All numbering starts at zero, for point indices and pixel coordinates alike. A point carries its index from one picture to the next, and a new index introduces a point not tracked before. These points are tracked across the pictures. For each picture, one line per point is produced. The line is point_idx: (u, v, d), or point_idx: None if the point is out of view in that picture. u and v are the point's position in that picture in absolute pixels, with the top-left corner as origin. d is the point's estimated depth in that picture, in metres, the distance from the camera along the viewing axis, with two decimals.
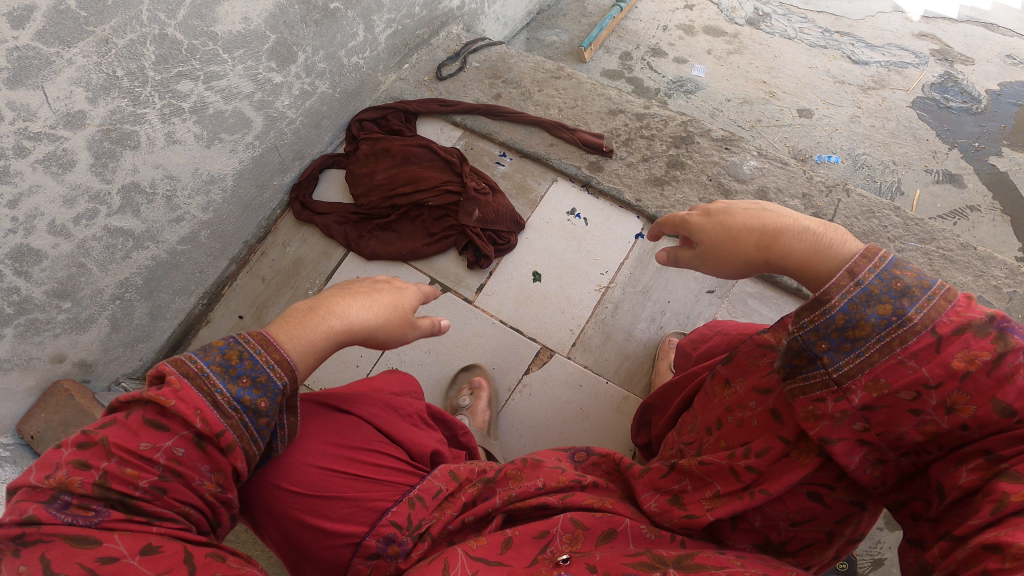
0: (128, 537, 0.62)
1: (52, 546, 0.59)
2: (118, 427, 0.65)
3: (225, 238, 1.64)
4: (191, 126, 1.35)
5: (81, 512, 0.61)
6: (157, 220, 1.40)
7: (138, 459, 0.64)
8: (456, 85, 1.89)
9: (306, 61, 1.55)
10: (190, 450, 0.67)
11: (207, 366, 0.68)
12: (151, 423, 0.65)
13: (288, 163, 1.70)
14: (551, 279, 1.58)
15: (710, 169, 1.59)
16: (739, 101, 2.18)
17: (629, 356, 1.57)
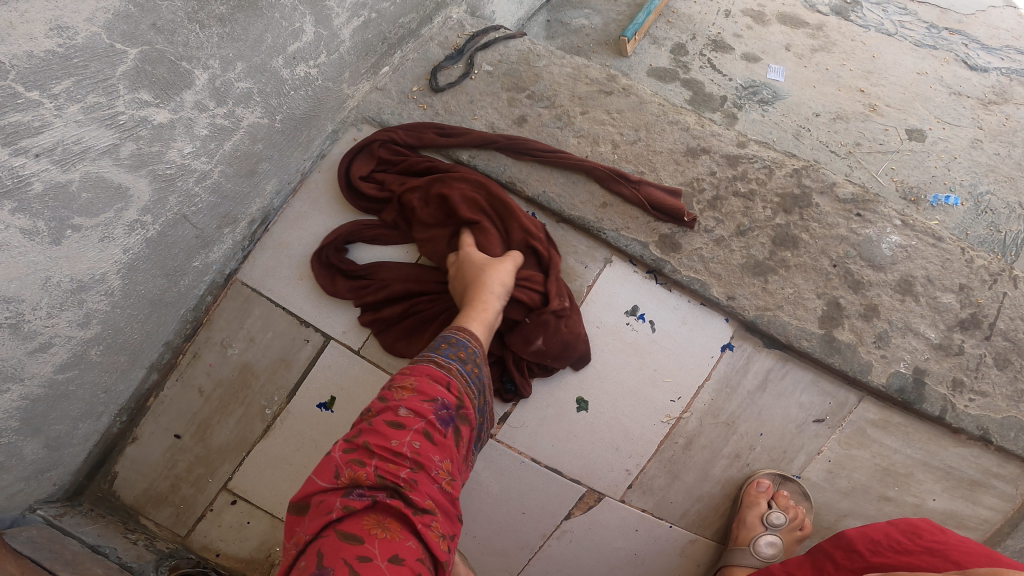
0: (386, 539, 0.66)
1: (330, 539, 0.66)
2: (383, 407, 0.77)
3: (132, 347, 1.22)
4: (10, 218, 0.84)
5: (358, 500, 0.69)
6: (7, 358, 0.97)
7: (388, 459, 0.72)
8: (460, 99, 1.35)
9: (213, 81, 1.00)
10: (428, 439, 0.76)
11: (440, 351, 0.88)
12: (394, 425, 0.75)
13: (213, 234, 1.21)
14: (602, 409, 1.20)
15: (835, 248, 1.16)
16: (832, 116, 1.67)
17: (701, 498, 1.23)
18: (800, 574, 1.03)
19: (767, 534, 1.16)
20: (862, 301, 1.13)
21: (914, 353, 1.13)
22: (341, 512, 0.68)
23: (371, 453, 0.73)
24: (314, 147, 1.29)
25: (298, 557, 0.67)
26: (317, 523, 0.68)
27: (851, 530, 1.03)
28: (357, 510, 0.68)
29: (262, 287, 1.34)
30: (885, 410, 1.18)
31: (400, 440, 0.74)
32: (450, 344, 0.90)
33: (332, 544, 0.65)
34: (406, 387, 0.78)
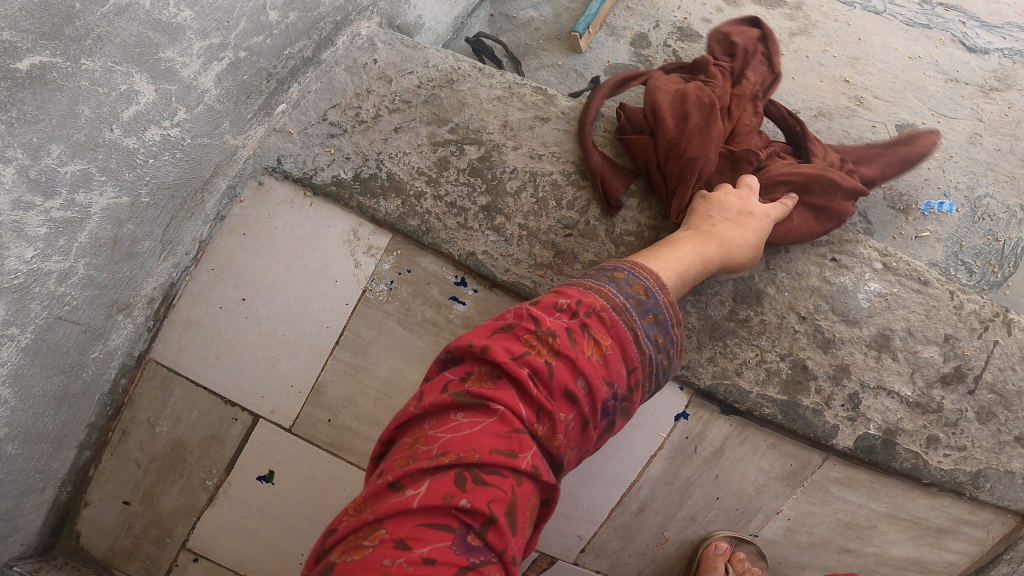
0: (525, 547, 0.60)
1: (506, 503, 0.57)
2: (567, 361, 0.65)
3: (53, 435, 1.12)
4: None
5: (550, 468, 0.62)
6: None
7: (567, 396, 0.64)
8: (373, 137, 1.16)
9: (25, 173, 0.85)
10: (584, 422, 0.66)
11: (639, 319, 0.73)
12: (584, 361, 0.66)
13: (103, 324, 1.08)
14: None
15: (806, 301, 0.99)
16: (813, 114, 1.46)
17: (655, 558, 1.19)
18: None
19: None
20: (832, 361, 0.99)
21: (886, 414, 1.02)
22: (530, 468, 0.59)
23: (559, 395, 0.64)
24: (208, 210, 1.15)
25: (460, 477, 0.56)
26: (494, 454, 0.58)
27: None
28: (499, 433, 0.60)
29: (178, 368, 1.19)
30: (850, 468, 1.09)
31: (601, 390, 0.67)
32: (616, 273, 0.77)
33: (490, 495, 0.56)
34: (605, 345, 0.68)
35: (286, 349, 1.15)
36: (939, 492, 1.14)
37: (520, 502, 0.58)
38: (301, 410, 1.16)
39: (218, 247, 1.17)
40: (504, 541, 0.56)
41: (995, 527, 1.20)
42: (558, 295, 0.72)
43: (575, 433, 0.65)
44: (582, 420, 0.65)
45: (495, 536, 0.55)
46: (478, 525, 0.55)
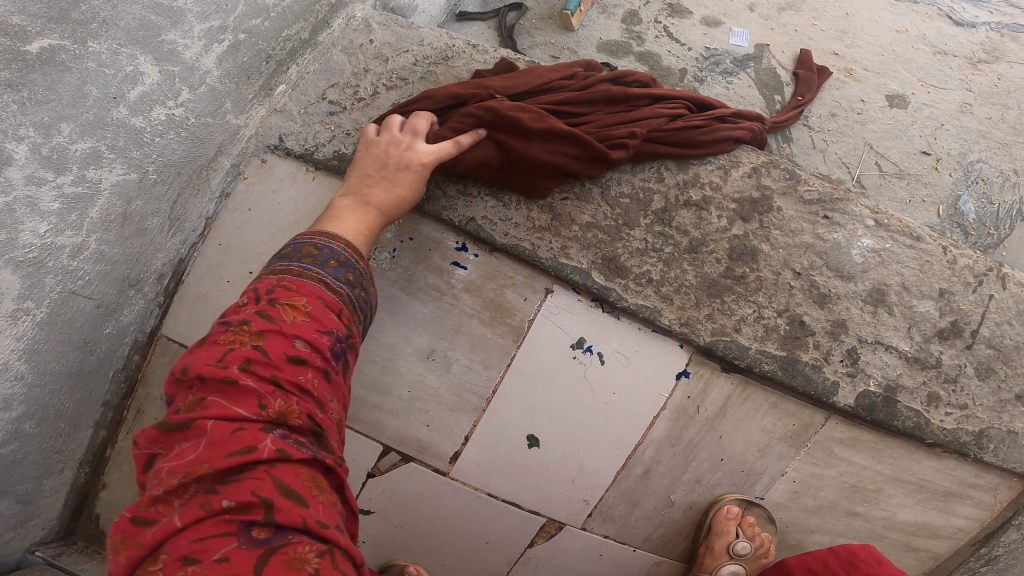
0: (326, 503, 0.65)
1: (265, 483, 0.61)
2: (274, 335, 0.71)
3: (69, 414, 1.15)
4: None
5: (303, 441, 0.67)
6: None
7: (304, 366, 0.71)
8: (372, 113, 1.19)
9: (37, 151, 0.91)
10: (327, 375, 0.74)
11: (327, 274, 0.81)
12: (298, 340, 0.72)
13: (116, 300, 1.10)
14: (554, 446, 1.13)
15: (799, 258, 1.02)
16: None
17: (662, 522, 1.21)
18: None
19: (730, 563, 1.17)
20: (829, 317, 1.00)
21: (886, 370, 1.01)
22: (276, 450, 0.63)
23: (280, 373, 0.69)
24: (214, 187, 1.15)
25: (206, 490, 0.60)
26: (225, 459, 0.61)
27: (793, 560, 1.11)
28: (232, 429, 0.64)
29: (187, 341, 1.19)
30: (853, 428, 1.08)
31: (320, 345, 0.73)
32: (282, 252, 0.84)
33: (250, 486, 0.61)
34: (299, 305, 0.74)
35: None
36: (943, 454, 1.12)
37: (293, 476, 0.63)
38: None
39: (224, 222, 1.17)
40: (287, 509, 0.60)
41: (1003, 491, 1.20)
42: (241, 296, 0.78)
43: (320, 394, 0.72)
44: (320, 382, 0.72)
45: (279, 514, 0.60)
46: (250, 514, 0.59)
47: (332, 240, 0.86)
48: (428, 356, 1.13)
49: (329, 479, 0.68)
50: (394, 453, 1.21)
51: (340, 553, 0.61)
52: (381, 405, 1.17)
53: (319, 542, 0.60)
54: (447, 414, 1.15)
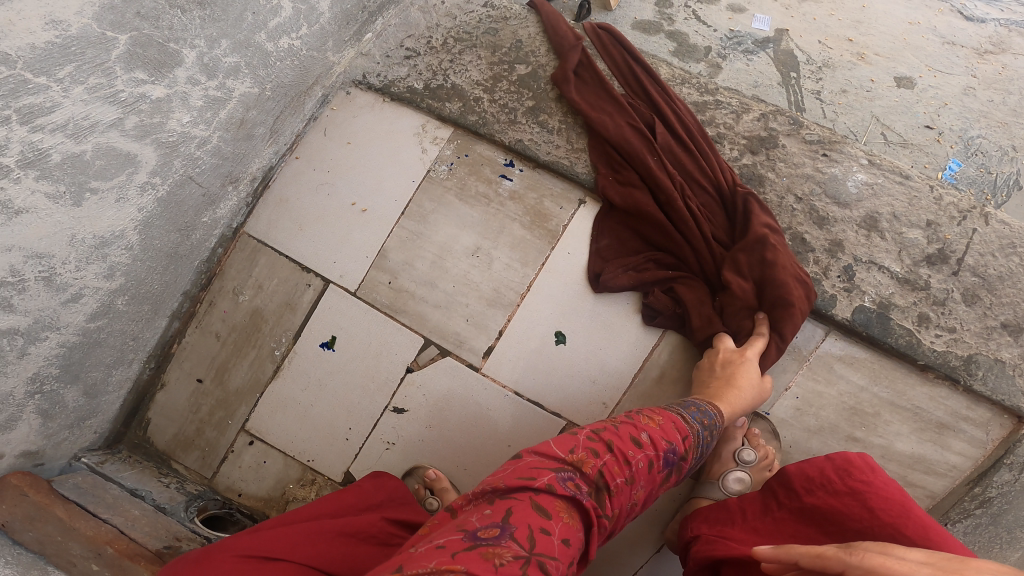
0: (564, 529, 0.75)
1: (520, 505, 0.75)
2: (612, 435, 0.88)
3: (153, 297, 1.36)
4: (35, 184, 0.97)
5: (562, 483, 0.79)
6: (44, 308, 1.12)
7: (619, 456, 0.85)
8: (442, 59, 1.41)
9: (201, 59, 1.13)
10: (649, 465, 0.87)
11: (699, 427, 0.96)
12: (636, 441, 0.87)
13: (218, 193, 1.34)
14: (578, 342, 1.30)
15: (801, 186, 1.17)
16: (818, 65, 1.51)
17: None
18: (746, 506, 1.18)
19: (737, 471, 1.27)
20: (828, 237, 1.14)
21: (879, 287, 1.14)
22: (545, 486, 0.77)
23: (609, 449, 0.85)
24: (306, 110, 1.41)
25: (488, 501, 0.77)
26: (517, 479, 0.78)
27: (792, 468, 1.17)
28: (560, 482, 0.79)
29: (268, 240, 1.44)
30: (850, 346, 1.18)
31: (635, 455, 0.86)
32: (688, 406, 1.00)
33: (525, 509, 0.74)
34: (657, 418, 0.93)
35: (360, 220, 1.40)
36: (934, 380, 1.22)
37: (564, 510, 0.77)
38: (366, 274, 1.41)
39: (309, 140, 1.43)
40: (539, 539, 0.71)
41: (995, 430, 1.26)
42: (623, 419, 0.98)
43: (631, 478, 0.85)
44: (641, 453, 0.87)
45: (524, 530, 0.72)
46: (497, 528, 0.71)
47: (702, 400, 1.03)
48: (472, 253, 1.36)
49: (567, 528, 0.75)
50: (433, 347, 1.38)
51: (541, 564, 0.68)
52: (427, 298, 1.39)
53: (520, 554, 0.68)
54: (484, 306, 1.36)
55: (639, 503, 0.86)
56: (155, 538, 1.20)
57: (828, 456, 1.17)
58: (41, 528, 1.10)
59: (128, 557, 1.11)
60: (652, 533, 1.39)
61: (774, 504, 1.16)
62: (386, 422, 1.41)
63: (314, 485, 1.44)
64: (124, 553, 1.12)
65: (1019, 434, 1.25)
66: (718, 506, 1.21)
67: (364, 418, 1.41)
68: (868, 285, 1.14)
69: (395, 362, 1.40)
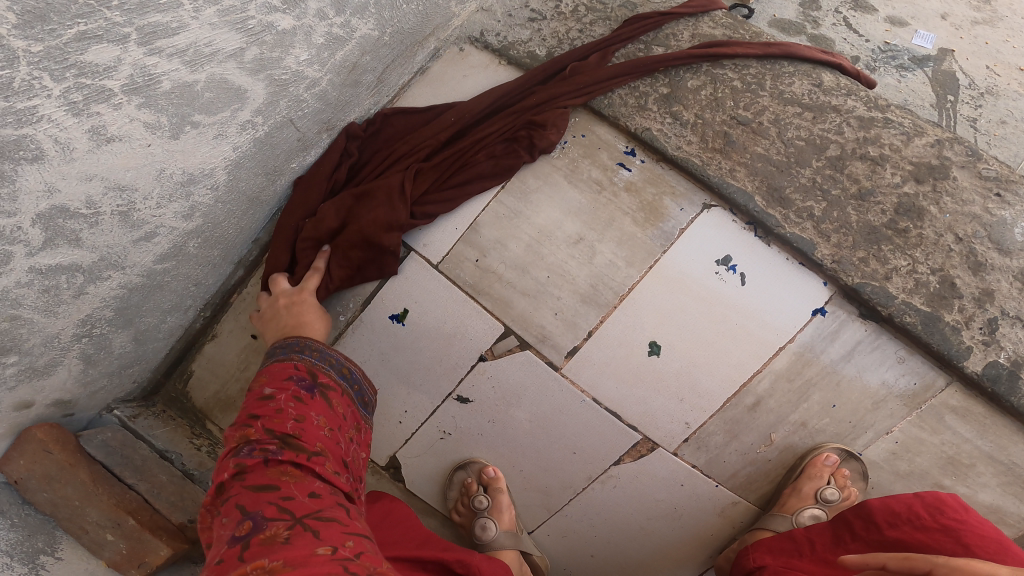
0: (297, 482, 0.80)
1: (243, 492, 0.78)
2: (262, 399, 0.91)
3: (224, 243, 1.26)
4: (135, 111, 0.88)
5: (252, 451, 0.82)
6: (115, 244, 1.00)
7: (273, 415, 0.88)
8: (571, 25, 1.28)
9: None
10: (301, 399, 0.92)
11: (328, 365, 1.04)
12: (265, 398, 0.91)
13: (312, 139, 1.25)
14: (673, 356, 1.20)
15: (965, 225, 1.08)
16: (979, 91, 1.36)
17: (753, 462, 1.27)
18: (815, 537, 1.17)
19: (813, 508, 1.25)
20: (979, 284, 1.06)
21: (1019, 345, 1.08)
22: (229, 469, 0.81)
23: (255, 417, 0.87)
24: (416, 62, 1.32)
25: (219, 519, 0.77)
26: (212, 485, 0.81)
27: (874, 501, 1.14)
28: (253, 458, 0.82)
29: None
30: (969, 399, 1.14)
31: (293, 407, 0.90)
32: (313, 348, 1.05)
33: (256, 493, 0.77)
34: (265, 379, 0.96)
35: None
36: None
37: (288, 474, 0.80)
38: (452, 248, 1.25)
39: (412, 95, 1.33)
40: (293, 508, 0.75)
41: None
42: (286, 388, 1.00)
43: (306, 415, 0.90)
44: (315, 404, 0.93)
45: (271, 507, 0.75)
46: (233, 520, 0.74)
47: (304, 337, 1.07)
48: (573, 243, 1.22)
49: (303, 473, 0.81)
50: (513, 338, 1.26)
51: (308, 521, 0.73)
52: (514, 283, 1.25)
53: (287, 520, 0.73)
54: (578, 302, 1.23)
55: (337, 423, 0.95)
56: (179, 510, 1.23)
57: (914, 492, 1.14)
58: (57, 490, 1.11)
59: (148, 530, 1.15)
60: (701, 556, 1.37)
61: (846, 535, 1.14)
62: (447, 410, 1.32)
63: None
64: (145, 525, 1.15)
65: None
66: (785, 536, 1.19)
67: (422, 404, 1.32)
68: (1011, 342, 1.07)
69: (468, 350, 1.27)
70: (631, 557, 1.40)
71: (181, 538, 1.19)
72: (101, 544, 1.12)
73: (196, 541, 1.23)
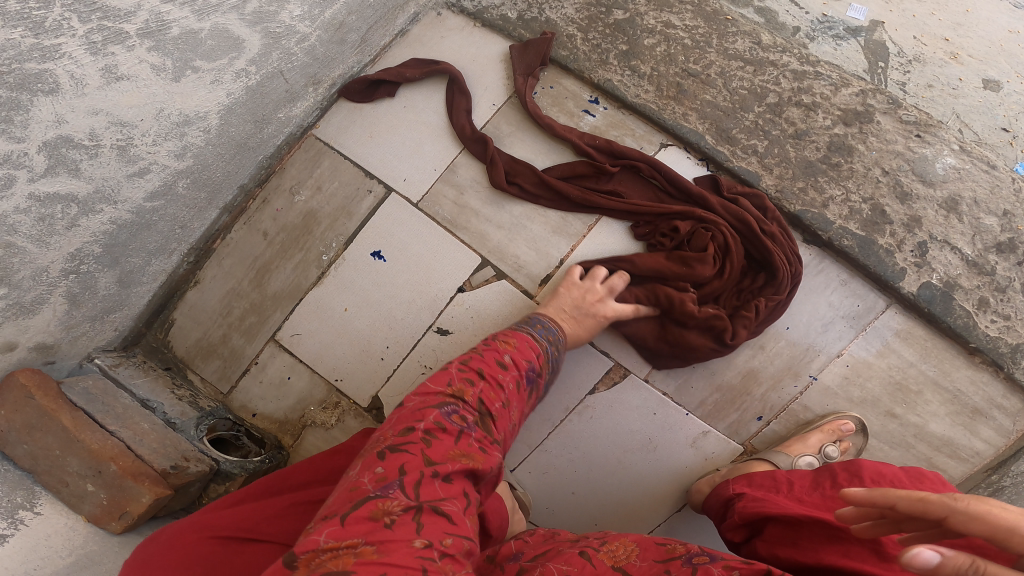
0: (460, 465, 0.74)
1: (414, 457, 0.73)
2: (486, 363, 0.88)
3: (210, 187, 1.34)
4: (145, 54, 1.01)
5: (448, 420, 0.78)
6: (110, 177, 1.10)
7: (491, 386, 0.86)
8: None
9: None
10: (517, 386, 0.90)
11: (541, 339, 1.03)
12: (500, 364, 0.89)
13: (299, 92, 1.35)
14: (640, 282, 1.29)
15: (889, 161, 1.22)
16: (907, 59, 1.49)
17: (719, 388, 1.32)
18: (795, 480, 1.15)
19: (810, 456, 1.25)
20: (908, 212, 1.19)
21: (948, 267, 1.19)
22: (428, 427, 0.76)
23: (482, 377, 0.86)
24: (396, 26, 1.42)
25: (377, 461, 0.73)
26: (400, 428, 0.77)
27: (864, 461, 1.14)
28: (451, 428, 0.77)
29: (334, 144, 1.43)
30: (908, 321, 1.22)
31: (508, 376, 0.88)
32: (534, 325, 1.07)
33: (418, 460, 0.73)
34: (509, 343, 0.95)
35: (434, 134, 1.39)
36: (979, 365, 1.24)
37: (459, 447, 0.76)
38: (431, 187, 1.38)
39: (394, 54, 1.43)
40: (426, 486, 0.70)
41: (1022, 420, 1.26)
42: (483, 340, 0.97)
43: (510, 402, 0.87)
44: (518, 395, 0.90)
45: (416, 474, 0.71)
46: (389, 479, 0.70)
47: (550, 321, 1.11)
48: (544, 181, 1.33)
49: (477, 458, 0.77)
50: (489, 270, 1.35)
51: (428, 512, 0.68)
52: (491, 219, 1.35)
53: (405, 502, 0.68)
54: (549, 235, 1.32)
55: (519, 422, 0.89)
56: (162, 456, 1.25)
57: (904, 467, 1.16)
58: (39, 439, 1.12)
59: (130, 476, 1.16)
60: (675, 492, 1.39)
61: (828, 484, 1.13)
62: (426, 343, 1.39)
63: (336, 410, 1.45)
64: (126, 473, 1.16)
65: None
66: (765, 474, 1.18)
67: (404, 338, 1.40)
68: (936, 263, 1.18)
69: (446, 283, 1.37)
70: (608, 494, 1.41)
71: (164, 484, 1.20)
72: (82, 497, 1.13)
73: (178, 489, 1.24)
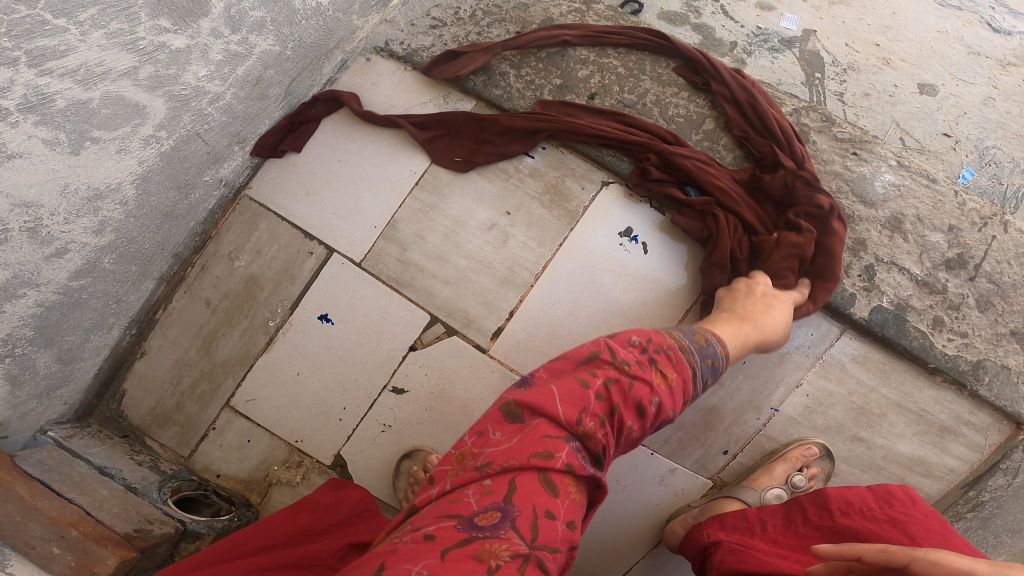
0: (571, 505, 0.68)
1: (527, 475, 0.66)
2: (617, 388, 0.74)
3: (142, 259, 1.29)
4: (33, 130, 0.93)
5: (582, 462, 0.70)
6: (25, 261, 1.03)
7: (618, 418, 0.74)
8: (467, 28, 1.37)
9: (228, 10, 1.14)
10: (645, 429, 0.79)
11: (700, 361, 0.86)
12: (613, 381, 0.75)
13: (222, 152, 1.31)
14: (593, 326, 1.25)
15: (829, 183, 1.19)
16: (842, 68, 1.47)
17: (682, 426, 1.28)
18: (765, 517, 1.12)
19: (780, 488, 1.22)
20: (851, 235, 1.17)
21: (898, 289, 1.16)
22: (563, 467, 0.68)
23: (608, 411, 0.73)
24: (324, 74, 1.40)
25: (489, 474, 0.67)
26: (534, 455, 0.67)
27: (830, 489, 1.10)
28: (574, 456, 0.69)
29: (269, 204, 1.39)
30: (865, 346, 1.19)
31: (633, 423, 0.76)
32: (698, 341, 0.89)
33: (530, 484, 0.66)
34: (671, 377, 0.79)
35: (370, 189, 1.34)
36: (941, 383, 1.20)
37: (567, 480, 0.68)
38: (373, 245, 1.34)
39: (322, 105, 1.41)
40: (544, 530, 0.64)
41: (993, 434, 1.22)
42: (631, 334, 0.82)
43: (635, 432, 0.77)
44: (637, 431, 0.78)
45: (528, 518, 0.63)
46: (497, 502, 0.64)
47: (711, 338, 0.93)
48: (487, 229, 1.29)
49: (581, 495, 0.70)
50: (439, 324, 1.30)
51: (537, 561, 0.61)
52: (437, 273, 1.31)
53: (518, 548, 0.61)
54: (496, 285, 1.28)
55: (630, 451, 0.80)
56: (124, 520, 1.12)
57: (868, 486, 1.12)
58: None
59: (94, 539, 1.02)
60: (652, 533, 1.34)
61: (799, 519, 1.09)
62: (385, 401, 1.33)
63: (300, 468, 1.38)
64: (90, 536, 1.02)
65: (1017, 439, 1.20)
66: (736, 514, 1.14)
67: (359, 398, 1.34)
68: (885, 286, 1.16)
69: (397, 338, 1.32)
70: (586, 538, 1.35)
71: (129, 547, 1.07)
72: None
73: (144, 552, 1.10)
